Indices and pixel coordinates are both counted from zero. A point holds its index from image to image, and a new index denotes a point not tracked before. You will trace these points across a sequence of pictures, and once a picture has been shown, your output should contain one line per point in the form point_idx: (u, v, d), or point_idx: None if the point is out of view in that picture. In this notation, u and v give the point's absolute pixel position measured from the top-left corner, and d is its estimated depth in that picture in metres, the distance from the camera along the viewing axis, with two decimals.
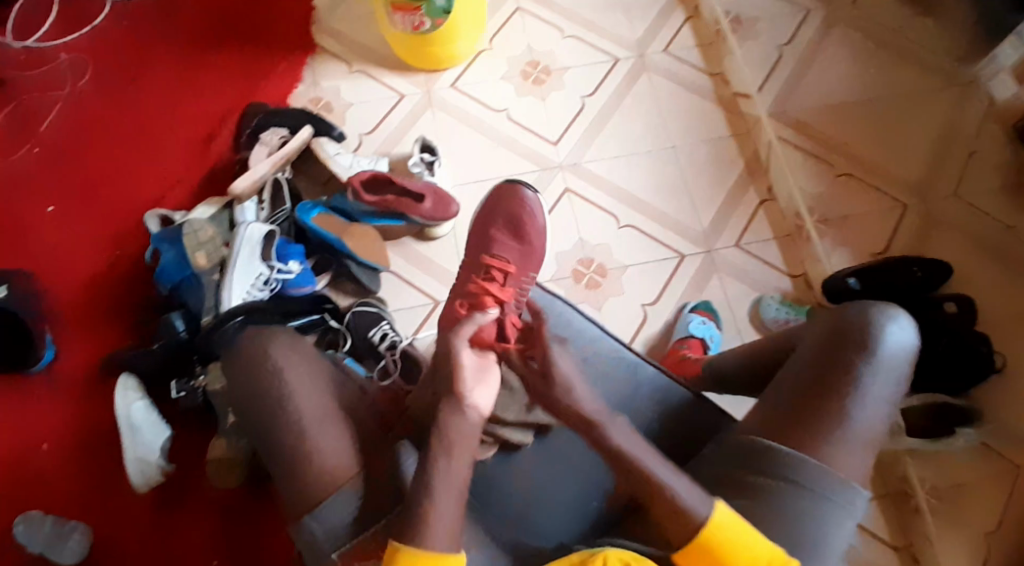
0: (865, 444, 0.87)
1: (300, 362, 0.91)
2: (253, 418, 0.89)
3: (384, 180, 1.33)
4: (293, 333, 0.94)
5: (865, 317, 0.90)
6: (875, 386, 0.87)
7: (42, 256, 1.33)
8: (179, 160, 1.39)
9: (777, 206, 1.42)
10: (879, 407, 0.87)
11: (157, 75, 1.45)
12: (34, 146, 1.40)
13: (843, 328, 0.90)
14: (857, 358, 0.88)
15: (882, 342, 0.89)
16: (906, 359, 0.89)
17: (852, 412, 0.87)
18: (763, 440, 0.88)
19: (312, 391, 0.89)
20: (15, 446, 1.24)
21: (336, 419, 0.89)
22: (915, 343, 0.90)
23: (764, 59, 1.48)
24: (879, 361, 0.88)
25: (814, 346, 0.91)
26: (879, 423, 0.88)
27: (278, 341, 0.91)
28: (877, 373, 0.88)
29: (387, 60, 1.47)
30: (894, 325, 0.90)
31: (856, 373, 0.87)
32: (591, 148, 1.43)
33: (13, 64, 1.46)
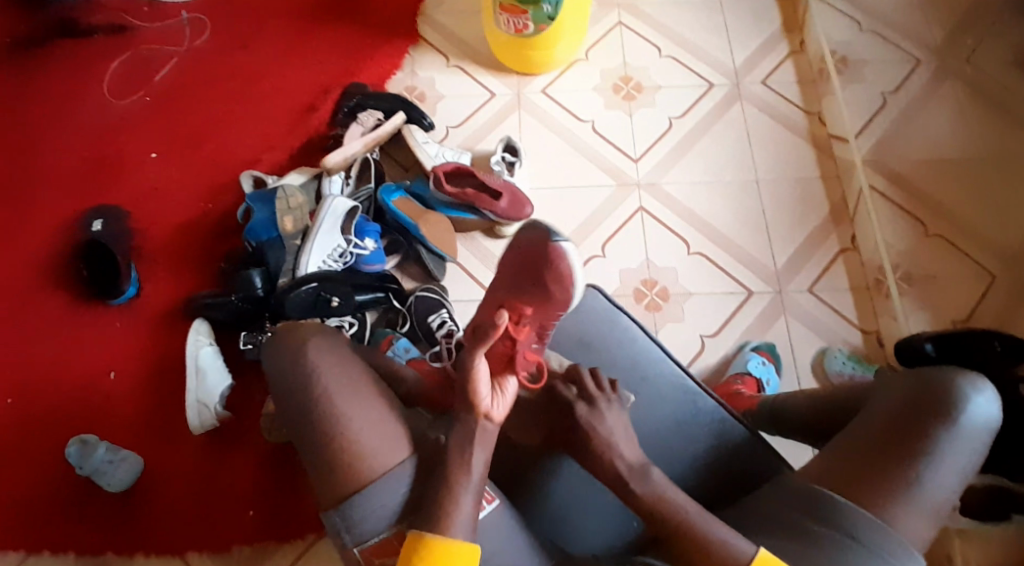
0: (932, 513, 0.85)
1: (333, 363, 0.91)
2: (285, 395, 0.90)
3: (465, 172, 1.36)
4: (331, 335, 0.95)
5: (948, 384, 0.88)
6: (951, 457, 0.85)
7: (139, 198, 1.41)
8: (275, 125, 1.46)
9: (859, 257, 1.37)
10: (951, 477, 0.85)
11: (268, 44, 1.52)
12: (147, 95, 1.49)
13: (922, 391, 0.88)
14: (938, 424, 0.85)
15: (964, 411, 0.86)
16: (984, 436, 0.86)
17: (922, 477, 0.84)
18: (826, 491, 0.86)
19: (342, 393, 0.89)
20: (85, 371, 1.32)
21: (364, 422, 0.88)
22: (998, 419, 0.87)
23: (867, 104, 1.44)
24: (959, 430, 0.85)
25: (888, 407, 0.89)
26: (947, 494, 0.85)
27: (313, 343, 0.92)
28: (957, 441, 0.85)
29: (484, 58, 1.51)
30: (979, 396, 0.87)
31: (934, 439, 0.85)
32: (672, 169, 1.42)
33: (138, 14, 1.56)
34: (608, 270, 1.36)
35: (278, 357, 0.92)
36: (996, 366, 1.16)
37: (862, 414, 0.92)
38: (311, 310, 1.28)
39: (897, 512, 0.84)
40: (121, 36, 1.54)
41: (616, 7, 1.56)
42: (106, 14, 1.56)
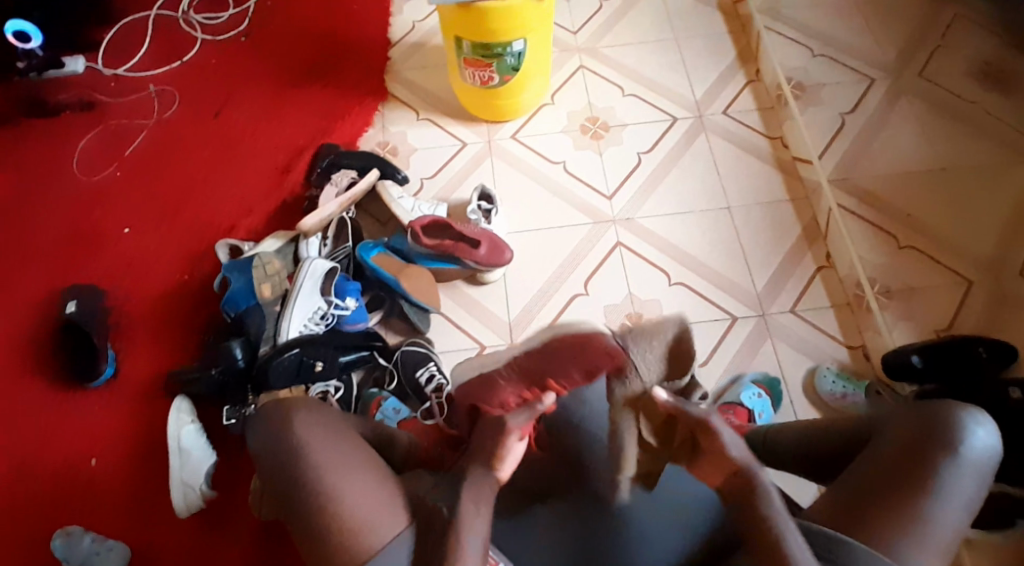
0: (942, 544, 0.85)
1: (317, 438, 0.90)
2: (276, 474, 0.90)
3: (443, 225, 1.36)
4: (316, 410, 0.94)
5: (951, 416, 0.91)
6: (960, 486, 0.87)
7: (114, 275, 1.39)
8: (248, 190, 1.45)
9: (836, 274, 1.39)
10: (959, 508, 0.86)
11: (236, 111, 1.53)
12: (117, 169, 1.48)
13: (926, 422, 0.91)
14: (944, 455, 0.87)
15: (967, 441, 0.89)
16: (989, 464, 0.89)
17: (932, 508, 0.85)
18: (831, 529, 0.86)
19: (330, 468, 0.87)
20: (66, 456, 1.27)
21: (352, 492, 0.85)
22: (1000, 447, 0.90)
23: (827, 126, 1.48)
24: (963, 459, 0.88)
25: (898, 438, 0.91)
26: (955, 526, 0.86)
27: (297, 421, 0.92)
28: (962, 471, 0.88)
29: (453, 110, 1.53)
30: (979, 427, 0.90)
31: (940, 469, 0.87)
32: (647, 203, 1.43)
33: (104, 90, 1.56)
34: (592, 309, 1.35)
35: (265, 433, 0.92)
36: (985, 373, 1.20)
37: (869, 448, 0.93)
38: (295, 378, 1.27)
39: (909, 545, 0.83)
40: (90, 113, 1.54)
41: (577, 52, 1.60)
42: (71, 91, 1.56)
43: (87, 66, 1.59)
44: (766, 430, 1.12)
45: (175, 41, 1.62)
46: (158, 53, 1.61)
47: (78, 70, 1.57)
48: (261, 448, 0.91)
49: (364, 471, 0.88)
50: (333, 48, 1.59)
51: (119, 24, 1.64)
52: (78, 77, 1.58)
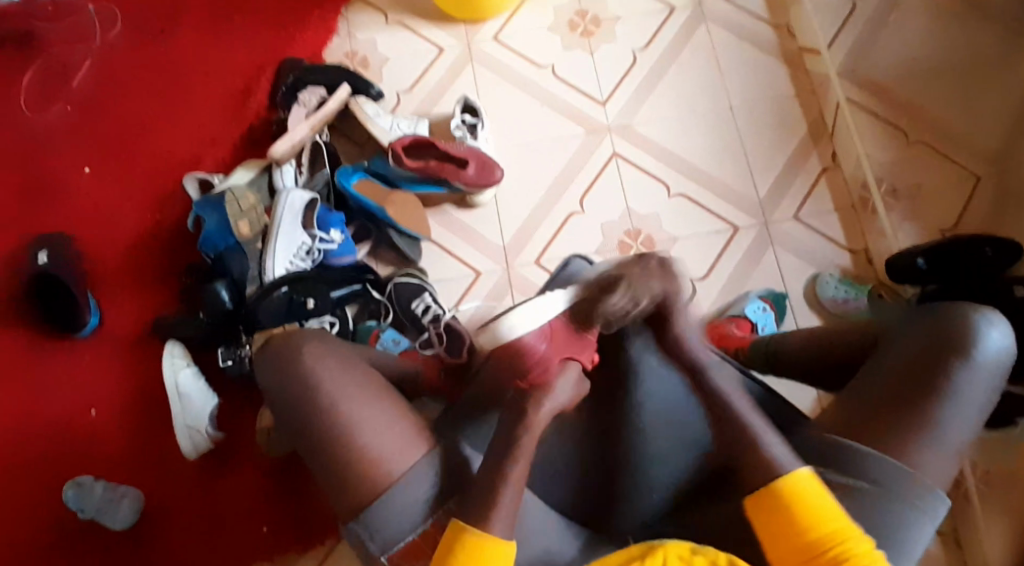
0: (951, 453, 0.82)
1: (331, 371, 0.90)
2: (285, 409, 0.90)
3: (425, 143, 1.27)
4: (324, 343, 0.93)
5: (962, 320, 0.86)
6: (972, 390, 0.83)
7: (82, 218, 1.31)
8: (214, 116, 1.34)
9: (842, 173, 1.33)
10: (971, 415, 0.83)
11: (187, 24, 1.38)
12: (65, 104, 1.35)
13: (935, 330, 0.86)
14: (957, 362, 0.83)
15: (980, 346, 0.84)
16: (1001, 368, 0.84)
17: (942, 414, 0.82)
18: (834, 437, 0.85)
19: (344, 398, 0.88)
20: (65, 411, 1.26)
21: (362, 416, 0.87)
22: (1013, 351, 0.85)
23: (835, 12, 1.37)
24: (977, 364, 0.83)
25: (908, 350, 0.87)
26: (967, 434, 0.83)
27: (310, 351, 0.92)
28: (975, 377, 0.83)
29: (425, 10, 1.38)
30: (993, 330, 0.85)
31: (953, 375, 0.83)
32: (643, 108, 1.34)
33: (39, 14, 1.39)
34: (588, 227, 1.30)
35: (275, 370, 0.92)
36: (985, 271, 1.16)
37: (877, 358, 0.89)
38: (287, 315, 1.22)
39: (922, 453, 0.81)
40: (24, 42, 1.38)
41: None
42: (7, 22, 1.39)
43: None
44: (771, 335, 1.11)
45: None
46: None
47: None
48: (270, 389, 0.92)
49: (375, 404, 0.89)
50: None
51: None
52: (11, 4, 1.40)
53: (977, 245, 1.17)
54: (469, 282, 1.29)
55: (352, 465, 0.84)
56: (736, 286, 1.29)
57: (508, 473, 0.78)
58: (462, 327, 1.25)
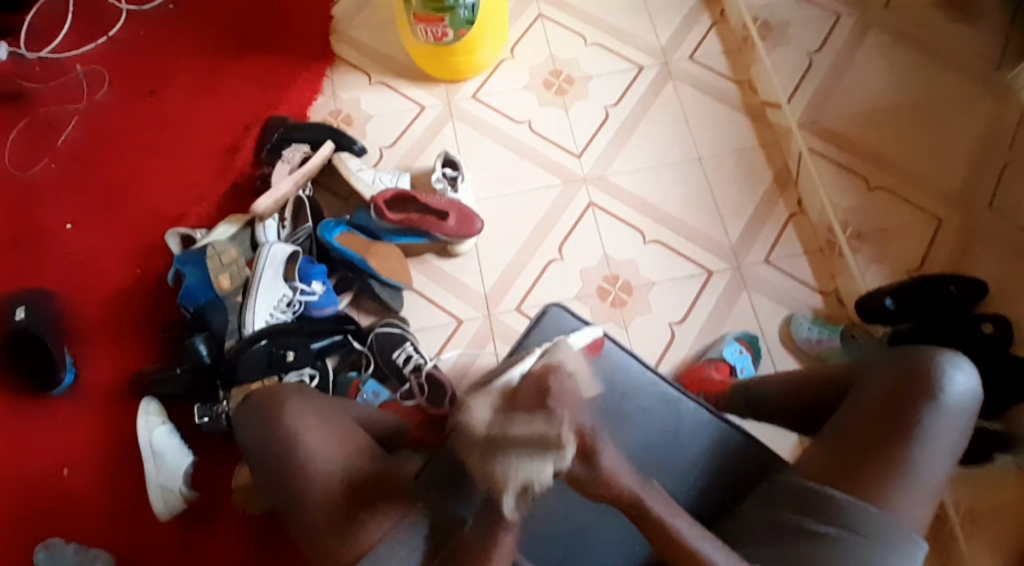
0: (926, 494, 0.86)
1: (317, 429, 0.92)
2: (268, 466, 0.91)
3: (407, 197, 1.29)
4: (308, 400, 0.95)
5: (928, 362, 0.91)
6: (943, 433, 0.87)
7: (61, 274, 1.31)
8: (198, 173, 1.36)
9: (808, 220, 1.39)
10: (943, 457, 0.87)
11: (173, 86, 1.42)
12: (49, 161, 1.37)
13: (903, 373, 0.91)
14: (925, 406, 0.88)
15: (946, 388, 0.89)
16: (969, 409, 0.89)
17: (916, 456, 0.86)
18: (813, 484, 0.88)
19: (329, 457, 0.90)
20: (38, 469, 1.22)
21: (349, 470, 0.89)
22: (979, 391, 0.90)
23: (793, 68, 1.43)
24: (944, 407, 0.88)
25: (877, 393, 0.91)
26: (937, 475, 0.87)
27: (295, 410, 0.93)
28: (944, 420, 0.88)
29: (407, 71, 1.44)
30: (958, 371, 0.90)
31: (920, 418, 0.87)
32: (618, 160, 1.40)
33: (29, 75, 1.43)
34: (567, 275, 1.33)
35: (258, 430, 0.93)
36: (953, 310, 1.20)
37: (851, 397, 0.93)
38: (267, 369, 1.21)
39: (898, 497, 0.85)
40: (12, 102, 1.41)
41: None
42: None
43: (8, 52, 1.44)
44: (749, 380, 1.14)
45: (95, 11, 1.48)
46: (78, 26, 1.47)
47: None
48: (258, 448, 0.92)
49: (358, 461, 0.91)
50: (272, 7, 1.47)
51: (35, 7, 1.48)
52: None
53: (942, 284, 1.22)
54: (451, 329, 1.31)
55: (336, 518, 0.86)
56: (713, 330, 1.32)
57: (495, 530, 0.78)
58: (444, 374, 1.26)
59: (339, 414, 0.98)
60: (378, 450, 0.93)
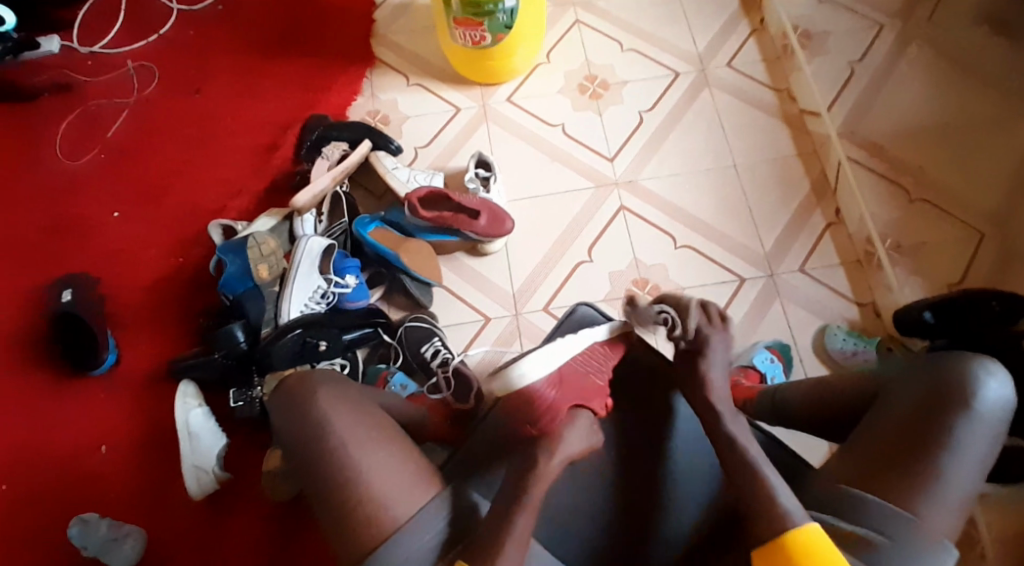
0: (954, 507, 0.83)
1: (344, 411, 0.95)
2: (296, 443, 0.94)
3: (440, 196, 1.31)
4: (338, 381, 0.99)
5: (961, 369, 0.87)
6: (973, 443, 0.84)
7: (107, 260, 1.37)
8: (240, 167, 1.41)
9: (846, 230, 1.36)
10: (973, 467, 0.84)
11: (220, 84, 1.48)
12: (101, 152, 1.44)
13: (933, 381, 0.87)
14: (957, 414, 0.84)
15: (979, 397, 0.85)
16: (1000, 418, 0.85)
17: (945, 466, 0.83)
18: (843, 488, 0.85)
19: (354, 435, 0.92)
20: (76, 446, 1.27)
21: (375, 449, 0.91)
22: (1013, 400, 0.86)
23: (833, 77, 1.42)
24: (976, 415, 0.84)
25: (908, 401, 0.87)
26: (969, 484, 0.84)
27: (325, 391, 0.96)
28: (975, 429, 0.84)
29: (445, 74, 1.47)
30: (992, 379, 0.86)
31: (952, 427, 0.84)
32: (650, 164, 1.40)
33: (82, 69, 1.51)
34: (596, 276, 1.33)
35: (287, 412, 0.96)
36: (995, 326, 1.14)
37: (880, 403, 0.90)
38: (299, 358, 1.25)
39: (926, 509, 0.82)
40: (67, 95, 1.49)
41: (571, 6, 1.53)
42: (52, 75, 1.50)
43: (62, 45, 1.52)
44: (777, 386, 1.10)
45: (151, 12, 1.56)
46: (133, 26, 1.54)
47: (54, 50, 1.51)
48: (284, 430, 0.96)
49: (384, 441, 0.93)
50: (316, 11, 1.52)
51: (90, 4, 1.57)
52: (55, 58, 1.52)
53: (984, 298, 1.16)
54: (478, 327, 1.32)
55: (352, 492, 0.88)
56: (742, 338, 1.30)
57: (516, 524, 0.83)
58: (470, 369, 1.26)
59: (368, 401, 1.00)
60: (402, 435, 0.96)
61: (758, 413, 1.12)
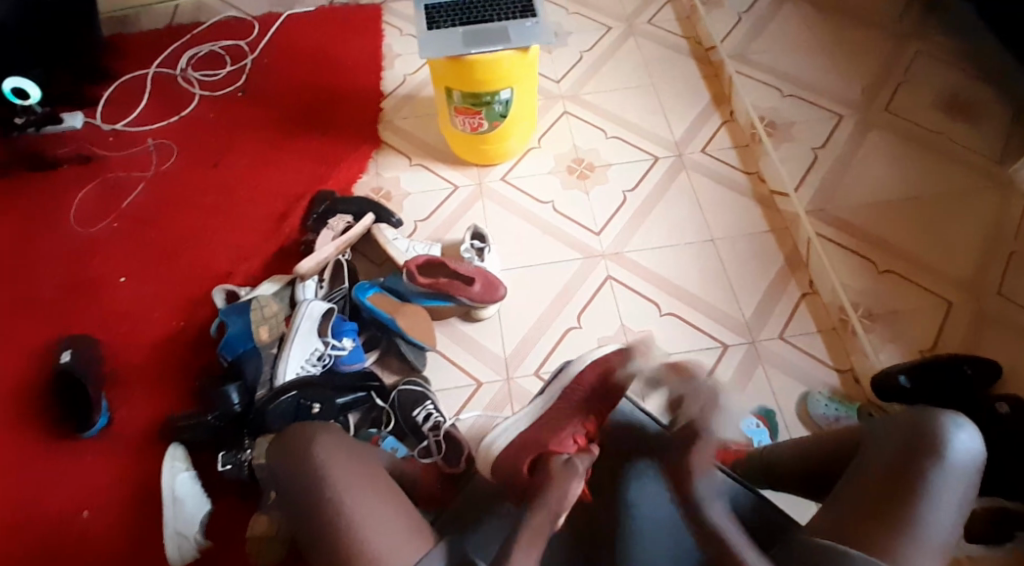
0: (936, 551, 0.85)
1: (345, 457, 0.95)
2: (291, 490, 0.93)
3: (437, 263, 1.37)
4: (340, 432, 0.99)
5: (933, 421, 0.92)
6: (947, 491, 0.87)
7: (110, 324, 1.40)
8: (248, 235, 1.48)
9: (821, 299, 1.42)
10: (950, 513, 0.87)
11: (234, 161, 1.58)
12: (114, 220, 1.51)
13: (905, 432, 0.91)
14: (930, 463, 0.88)
15: (949, 446, 0.89)
16: (973, 468, 0.89)
17: (922, 510, 0.86)
18: (831, 541, 0.86)
19: (354, 479, 0.92)
20: (60, 509, 1.24)
21: (372, 494, 0.92)
22: (981, 450, 0.90)
23: (800, 161, 1.54)
24: (949, 463, 0.88)
25: (884, 452, 0.91)
26: (948, 531, 0.86)
27: (324, 438, 0.96)
28: (948, 477, 0.88)
29: (445, 156, 1.58)
30: (961, 431, 0.91)
31: (928, 475, 0.88)
32: (636, 238, 1.49)
33: (102, 143, 1.61)
34: (586, 342, 1.38)
35: (286, 460, 0.96)
36: (973, 389, 1.21)
37: (857, 460, 0.94)
38: (292, 418, 1.24)
39: (910, 553, 0.84)
40: (87, 166, 1.58)
41: (561, 98, 1.67)
42: (73, 146, 1.60)
43: (84, 121, 1.64)
44: (763, 448, 1.12)
45: (171, 96, 1.67)
46: (152, 107, 1.66)
47: (77, 126, 1.62)
48: (282, 474, 0.95)
49: (381, 486, 0.93)
50: (328, 100, 1.65)
51: (114, 84, 1.69)
52: (76, 132, 1.63)
53: (957, 364, 1.24)
54: (470, 391, 1.34)
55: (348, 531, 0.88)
56: (730, 402, 1.32)
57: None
58: (461, 433, 1.27)
59: (366, 452, 1.00)
60: (404, 497, 0.95)
61: (749, 477, 1.13)
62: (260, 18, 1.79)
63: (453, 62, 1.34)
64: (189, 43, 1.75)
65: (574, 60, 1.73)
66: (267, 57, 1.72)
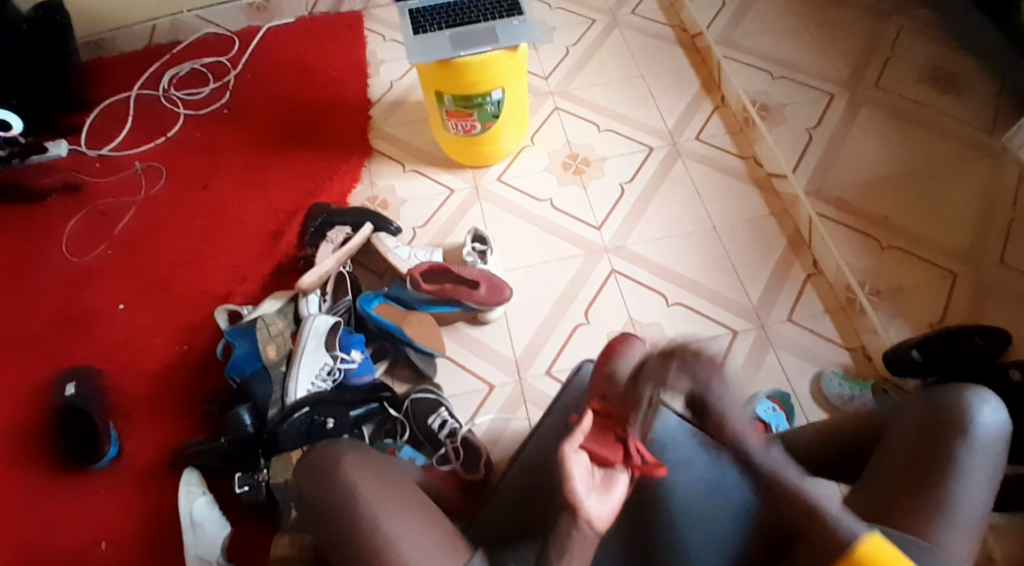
0: (965, 530, 0.85)
1: (371, 474, 0.93)
2: (318, 509, 0.92)
3: (441, 269, 1.36)
4: (362, 449, 0.97)
5: (955, 397, 0.91)
6: (975, 470, 0.87)
7: (113, 352, 1.38)
8: (245, 254, 1.47)
9: (826, 280, 1.42)
10: (980, 491, 0.86)
11: (225, 180, 1.56)
12: (108, 247, 1.49)
13: (931, 411, 0.91)
14: (956, 440, 0.88)
15: (974, 422, 0.89)
16: (998, 443, 0.89)
17: (954, 492, 0.86)
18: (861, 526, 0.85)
19: (379, 492, 0.91)
20: (74, 543, 1.22)
21: (399, 507, 0.90)
22: (1007, 425, 0.90)
23: (793, 143, 1.54)
24: (975, 440, 0.88)
25: (911, 430, 0.91)
26: (979, 507, 0.86)
27: (348, 457, 0.94)
28: (977, 451, 0.87)
29: (438, 160, 1.57)
30: (986, 406, 0.90)
31: (955, 451, 0.87)
32: (636, 230, 1.48)
33: (89, 170, 1.58)
34: (594, 338, 1.37)
35: (307, 481, 0.94)
36: (979, 361, 1.21)
37: (885, 441, 0.94)
38: (307, 438, 1.22)
39: (940, 533, 0.84)
40: (76, 194, 1.55)
41: (550, 95, 1.66)
42: (60, 175, 1.58)
43: (69, 149, 1.61)
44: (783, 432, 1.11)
45: (156, 118, 1.65)
46: (138, 130, 1.64)
47: (62, 153, 1.59)
48: (306, 494, 0.93)
49: (408, 498, 0.92)
50: (316, 112, 1.64)
51: (97, 110, 1.67)
52: (62, 160, 1.60)
53: (967, 336, 1.24)
54: (482, 395, 1.33)
55: (377, 546, 0.87)
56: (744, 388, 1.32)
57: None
58: (478, 438, 1.27)
59: (392, 468, 0.98)
60: (431, 507, 0.94)
61: None
62: (241, 34, 1.77)
63: (440, 66, 1.33)
64: (171, 63, 1.73)
65: (560, 55, 1.72)
66: (251, 73, 1.70)
